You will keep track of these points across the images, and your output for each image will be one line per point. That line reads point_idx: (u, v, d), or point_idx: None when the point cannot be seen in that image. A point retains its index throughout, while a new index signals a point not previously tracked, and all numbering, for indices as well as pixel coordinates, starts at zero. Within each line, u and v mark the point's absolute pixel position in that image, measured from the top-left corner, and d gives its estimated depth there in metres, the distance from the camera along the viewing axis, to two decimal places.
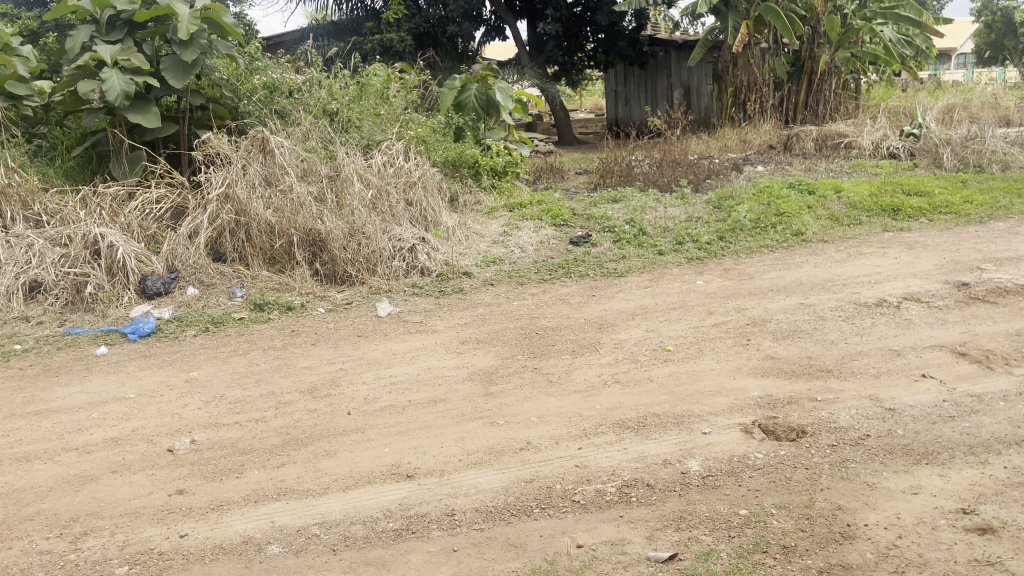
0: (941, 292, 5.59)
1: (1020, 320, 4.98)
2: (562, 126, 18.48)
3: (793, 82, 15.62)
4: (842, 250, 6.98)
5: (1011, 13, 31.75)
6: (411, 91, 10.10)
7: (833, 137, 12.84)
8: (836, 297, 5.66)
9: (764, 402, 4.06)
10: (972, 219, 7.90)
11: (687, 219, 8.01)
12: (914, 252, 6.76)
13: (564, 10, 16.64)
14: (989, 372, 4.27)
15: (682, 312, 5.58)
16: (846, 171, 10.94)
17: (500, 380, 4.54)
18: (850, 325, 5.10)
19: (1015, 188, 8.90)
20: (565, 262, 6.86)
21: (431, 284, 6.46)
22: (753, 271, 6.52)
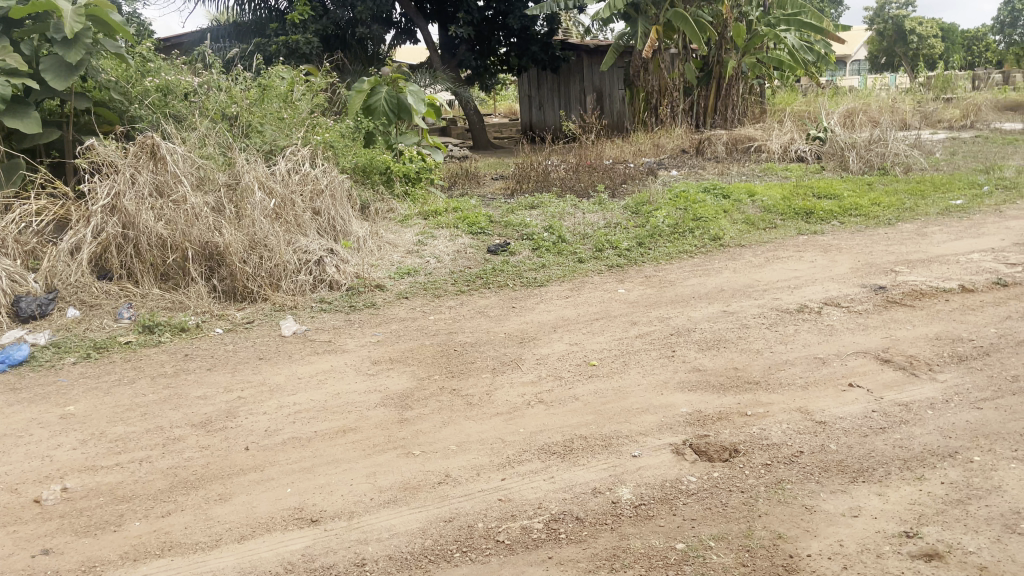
0: (859, 296, 5.57)
1: (937, 324, 4.98)
2: (477, 131, 18.23)
3: (702, 87, 15.81)
4: (760, 254, 6.95)
5: (901, 21, 33.39)
6: (317, 94, 9.64)
7: (743, 142, 13.03)
8: (758, 303, 5.57)
9: (694, 419, 3.87)
10: (880, 221, 8.03)
11: (606, 225, 7.86)
12: (829, 255, 6.78)
13: (476, 14, 16.38)
14: (914, 380, 4.20)
15: (604, 323, 5.38)
16: (757, 175, 11.07)
17: (415, 404, 4.21)
18: (774, 332, 5.00)
19: (918, 190, 9.13)
20: (483, 273, 6.57)
21: (340, 299, 6.07)
22: (674, 278, 6.39)
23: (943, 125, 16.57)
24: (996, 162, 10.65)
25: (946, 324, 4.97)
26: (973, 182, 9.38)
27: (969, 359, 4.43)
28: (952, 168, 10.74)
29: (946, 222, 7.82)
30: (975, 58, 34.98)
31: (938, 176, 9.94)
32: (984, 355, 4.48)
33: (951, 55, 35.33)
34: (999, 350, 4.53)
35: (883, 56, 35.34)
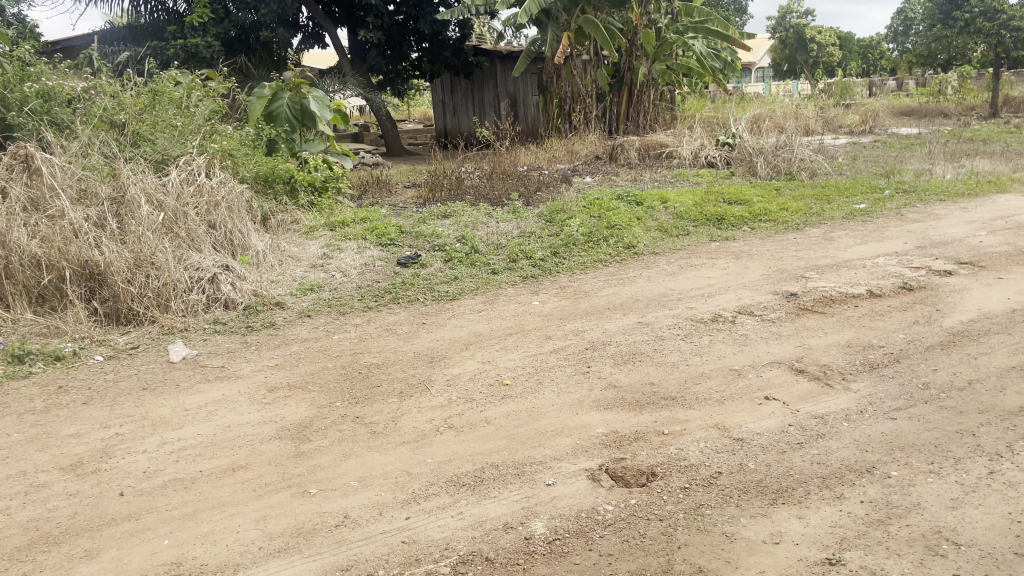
0: (772, 304, 5.55)
1: (848, 330, 4.98)
2: (389, 137, 17.82)
3: (614, 93, 15.89)
4: (674, 262, 6.88)
5: (801, 29, 34.67)
6: (215, 100, 9.12)
7: (655, 148, 13.13)
8: (673, 314, 5.48)
9: (610, 440, 3.69)
10: (789, 226, 8.12)
11: (519, 235, 7.67)
12: (741, 261, 6.77)
13: (386, 18, 16.00)
14: (828, 391, 4.14)
15: (517, 338, 5.18)
16: (669, 181, 11.12)
17: (313, 436, 3.89)
18: (690, 344, 4.89)
19: (824, 194, 9.31)
20: (392, 287, 6.28)
21: (237, 319, 5.68)
22: (589, 288, 6.25)
23: (844, 130, 17.15)
24: (894, 167, 11.02)
25: (857, 330, 4.97)
26: (874, 187, 9.64)
27: (881, 367, 4.41)
28: (854, 173, 11.04)
29: (851, 226, 7.96)
30: (870, 66, 36.67)
31: (841, 181, 10.18)
32: (894, 362, 4.48)
33: (847, 62, 36.91)
34: (908, 356, 4.54)
35: (785, 64, 36.62)
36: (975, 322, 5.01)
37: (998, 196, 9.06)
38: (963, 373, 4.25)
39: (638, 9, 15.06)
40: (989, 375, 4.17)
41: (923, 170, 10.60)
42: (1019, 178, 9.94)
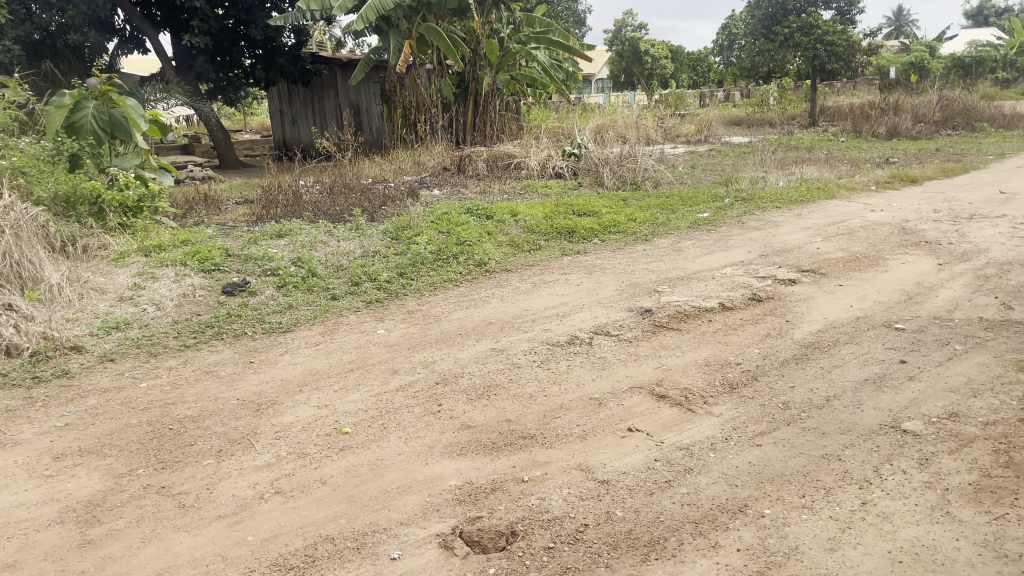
0: (628, 322, 5.32)
1: (705, 347, 4.82)
2: (221, 149, 16.60)
3: (459, 104, 15.57)
4: (526, 279, 6.57)
5: (636, 43, 36.11)
6: (4, 109, 7.94)
7: (503, 158, 12.89)
8: (528, 338, 5.13)
9: (463, 494, 3.25)
10: (638, 237, 8.06)
11: (362, 254, 7.11)
12: (594, 276, 6.56)
13: (213, 22, 14.80)
14: (691, 417, 3.90)
15: (359, 375, 4.64)
16: (518, 192, 10.88)
17: (106, 517, 3.20)
18: (547, 371, 4.55)
19: (669, 204, 9.37)
20: (215, 320, 5.57)
21: (20, 369, 4.78)
22: (438, 312, 5.80)
23: (682, 140, 17.74)
24: (732, 175, 11.35)
25: (713, 347, 4.82)
26: (716, 195, 9.82)
27: (741, 387, 4.25)
28: (695, 182, 11.27)
29: (697, 236, 7.99)
30: (700, 78, 38.69)
31: (684, 190, 10.34)
32: (753, 380, 4.33)
33: (680, 74, 38.76)
34: (766, 373, 4.41)
35: (623, 76, 37.99)
36: (824, 332, 5.00)
37: (828, 202, 9.47)
38: (820, 389, 4.15)
39: (480, 18, 14.84)
40: (844, 391, 4.09)
41: (758, 178, 10.96)
42: (844, 184, 10.47)
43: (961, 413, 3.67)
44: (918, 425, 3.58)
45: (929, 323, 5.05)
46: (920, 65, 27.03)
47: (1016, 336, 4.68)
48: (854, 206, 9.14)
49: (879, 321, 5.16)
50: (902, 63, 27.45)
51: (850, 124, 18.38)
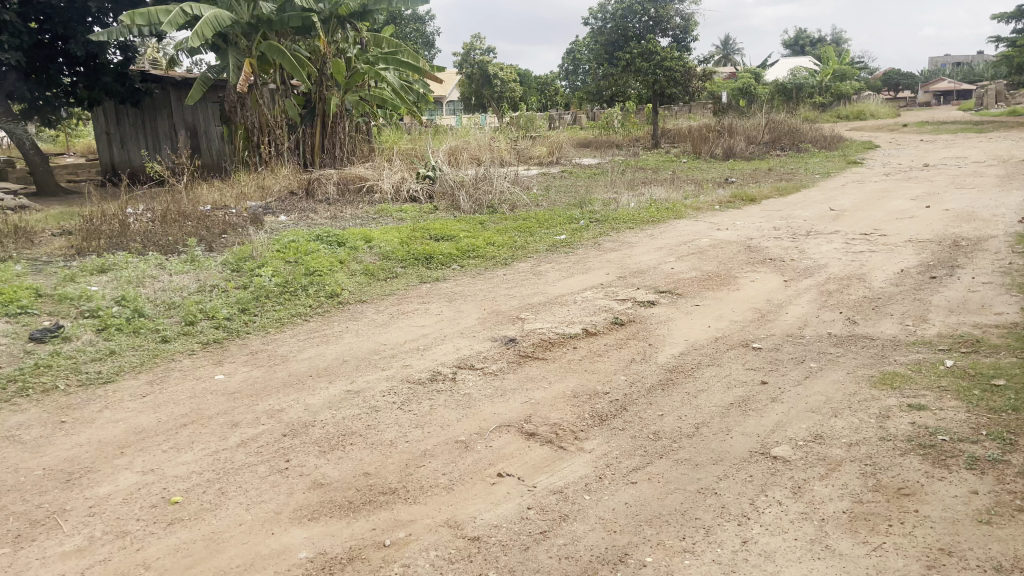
0: (491, 353, 5.03)
1: (572, 378, 4.60)
2: (38, 174, 15.04)
3: (306, 125, 14.92)
4: (383, 311, 6.18)
5: (485, 66, 36.47)
6: None
7: (354, 181, 12.39)
8: (384, 377, 4.74)
9: (316, 568, 2.86)
10: (497, 261, 7.86)
11: (198, 289, 6.48)
12: (454, 305, 6.27)
13: (28, 37, 13.23)
14: (562, 455, 3.66)
15: (193, 431, 4.09)
16: (371, 217, 10.44)
17: None
18: (405, 414, 4.19)
19: (526, 227, 9.27)
20: (19, 372, 4.82)
21: None
22: (285, 352, 5.30)
23: (534, 161, 17.90)
24: (585, 197, 11.44)
25: (580, 377, 4.60)
26: (571, 218, 9.81)
27: (611, 418, 4.05)
28: (549, 204, 11.27)
29: (555, 259, 7.90)
30: (548, 100, 39.64)
31: (540, 212, 10.28)
32: (622, 410, 4.15)
33: (528, 97, 39.51)
34: (634, 402, 4.24)
35: (473, 98, 38.24)
36: (686, 355, 4.93)
37: (677, 222, 9.69)
38: (689, 416, 4.02)
39: (326, 37, 14.29)
40: (712, 417, 3.98)
41: (610, 200, 11.10)
42: (691, 204, 10.78)
43: (826, 434, 3.66)
44: (787, 450, 3.53)
45: (784, 342, 5.12)
46: (748, 91, 28.93)
47: (865, 351, 4.82)
48: (701, 226, 9.40)
49: (737, 341, 5.18)
50: (731, 88, 29.25)
51: (691, 146, 19.25)
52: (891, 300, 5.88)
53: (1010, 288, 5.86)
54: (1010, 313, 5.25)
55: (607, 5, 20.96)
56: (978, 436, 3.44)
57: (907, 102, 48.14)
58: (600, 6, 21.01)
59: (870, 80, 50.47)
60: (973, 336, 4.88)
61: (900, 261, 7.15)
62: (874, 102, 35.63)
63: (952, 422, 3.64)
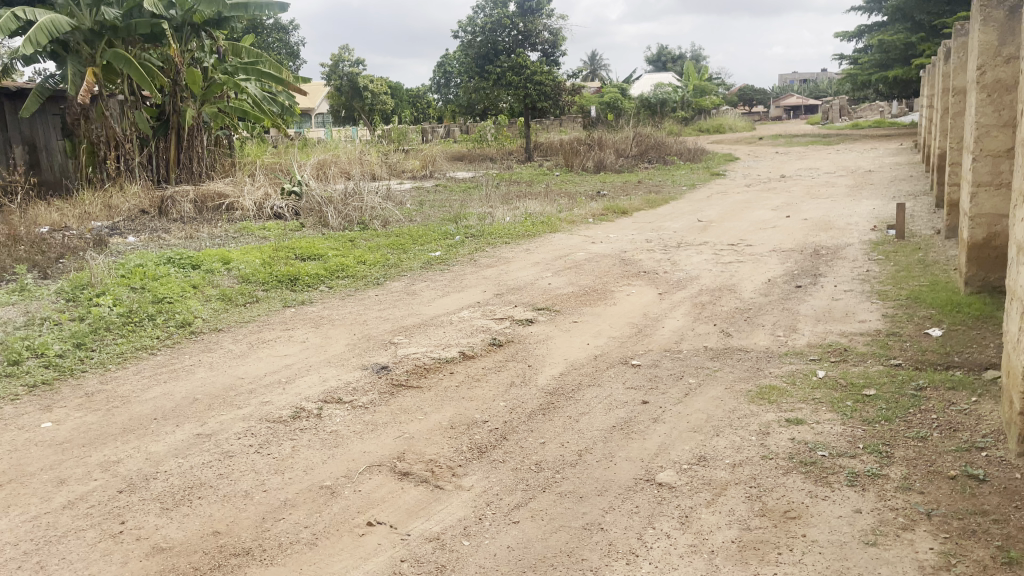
0: (360, 383, 4.63)
1: (448, 407, 4.28)
2: None
3: (159, 138, 13.92)
4: (241, 341, 5.67)
5: (354, 78, 35.80)
6: None
7: (213, 198, 11.62)
8: (240, 417, 4.28)
9: None
10: (368, 281, 7.46)
11: (25, 323, 5.75)
12: (321, 330, 5.84)
13: None
14: (438, 495, 3.36)
15: (8, 493, 3.52)
16: (232, 236, 9.77)
17: None
18: (262, 458, 3.77)
19: (399, 244, 8.93)
20: None
21: None
22: (126, 392, 4.73)
23: (407, 175, 17.51)
24: (460, 211, 11.20)
25: (456, 405, 4.30)
26: (445, 233, 9.55)
27: (490, 449, 3.77)
28: (423, 219, 10.96)
29: (430, 276, 7.60)
30: (420, 113, 39.34)
31: (414, 227, 9.97)
32: (501, 440, 3.87)
33: (400, 110, 39.05)
34: (515, 431, 3.97)
35: (343, 110, 37.39)
36: (566, 376, 4.73)
37: (552, 236, 9.63)
38: (571, 442, 3.81)
39: (177, 45, 13.35)
40: (595, 442, 3.78)
41: (485, 214, 10.91)
42: (565, 217, 10.77)
43: (709, 455, 3.55)
44: (672, 476, 3.38)
45: (662, 357, 5.03)
46: (615, 105, 29.75)
47: (741, 364, 4.80)
48: (577, 239, 9.37)
49: (617, 358, 5.04)
50: (599, 102, 30.00)
51: (563, 159, 19.44)
52: (762, 311, 5.96)
53: (869, 296, 6.08)
54: (872, 320, 5.42)
55: (475, 18, 20.91)
56: (856, 450, 3.43)
57: (761, 116, 51.11)
58: (469, 19, 20.95)
59: (727, 95, 53.24)
60: (840, 345, 4.98)
61: (766, 270, 7.33)
62: (731, 116, 37.52)
63: (829, 436, 3.62)
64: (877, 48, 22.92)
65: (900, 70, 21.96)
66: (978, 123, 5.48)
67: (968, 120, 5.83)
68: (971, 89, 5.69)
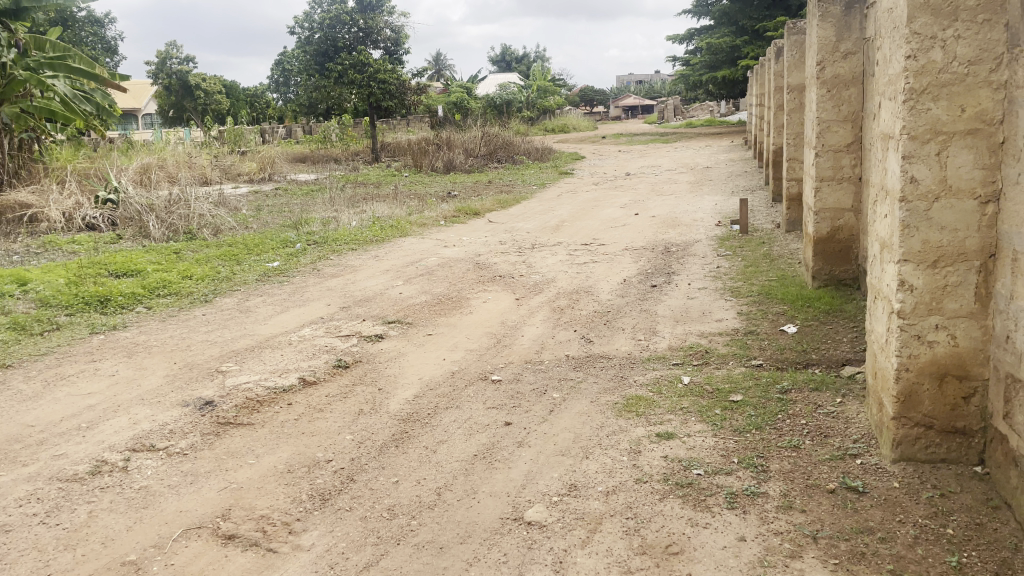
0: (178, 425, 3.95)
1: (284, 448, 3.71)
2: None
3: None
4: (35, 378, 4.80)
5: (184, 75, 33.50)
6: None
7: (11, 209, 10.18)
8: (22, 478, 3.50)
9: None
10: (194, 298, 6.65)
11: None
12: (135, 360, 5.06)
13: None
14: (272, 561, 2.82)
15: None
16: (33, 253, 8.55)
17: None
18: (48, 532, 3.06)
19: (230, 255, 8.11)
20: None
21: None
22: None
23: (242, 179, 16.34)
24: (300, 216, 10.43)
25: (294, 443, 3.74)
26: (284, 241, 8.79)
27: (335, 496, 3.25)
28: (260, 226, 10.10)
29: (267, 290, 6.88)
30: (259, 113, 37.41)
31: (249, 236, 9.15)
32: (348, 483, 3.36)
33: (237, 110, 36.89)
34: (363, 470, 3.47)
35: (172, 110, 34.87)
36: (420, 399, 4.26)
37: (402, 240, 9.11)
38: (429, 479, 3.36)
39: None
40: (455, 477, 3.35)
41: (329, 219, 10.20)
42: (415, 220, 10.26)
43: (580, 482, 3.22)
44: (542, 512, 3.02)
45: (523, 369, 4.66)
46: (462, 104, 29.49)
47: (605, 373, 4.53)
48: (428, 243, 8.90)
49: (475, 373, 4.62)
50: (446, 101, 29.64)
51: (411, 159, 18.90)
52: (621, 313, 5.76)
53: (724, 293, 6.03)
54: (729, 319, 5.34)
55: (312, 13, 19.93)
56: (731, 466, 3.22)
57: (603, 116, 52.67)
58: (305, 15, 19.96)
59: (569, 95, 54.51)
60: (702, 347, 4.84)
61: (621, 270, 7.19)
62: (575, 116, 38.30)
63: (702, 451, 3.38)
64: (706, 50, 23.97)
65: (728, 71, 23.10)
66: (820, 118, 5.53)
67: (810, 116, 5.89)
68: (811, 84, 5.75)
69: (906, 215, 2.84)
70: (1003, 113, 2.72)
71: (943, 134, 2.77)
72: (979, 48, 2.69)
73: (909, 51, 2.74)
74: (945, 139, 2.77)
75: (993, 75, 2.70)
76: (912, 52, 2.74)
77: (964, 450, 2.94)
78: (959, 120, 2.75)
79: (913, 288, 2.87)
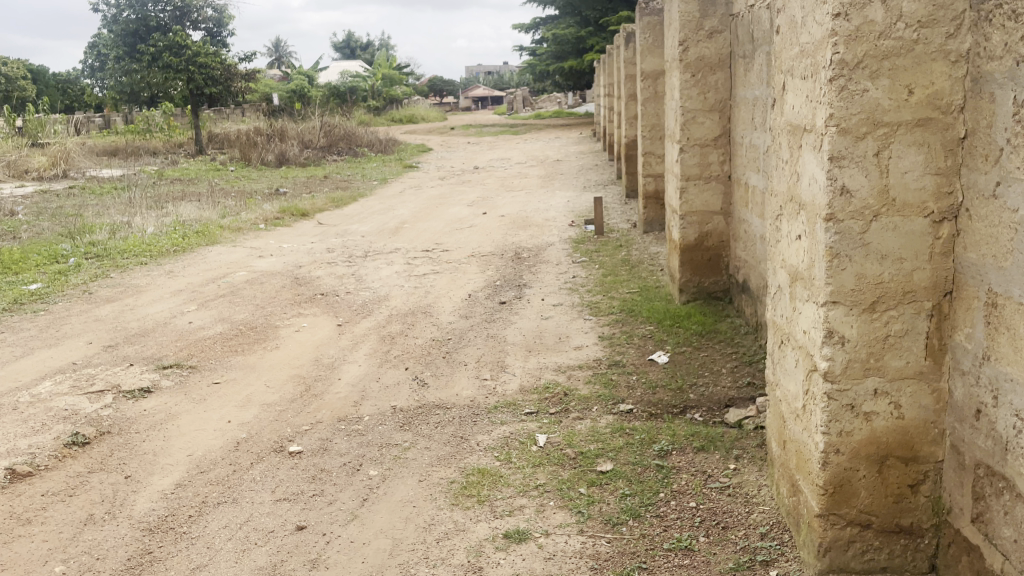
0: None
1: None
2: None
3: None
4: None
5: None
6: None
7: None
8: None
9: None
10: None
11: None
12: None
13: None
14: None
15: None
16: None
17: None
18: None
19: None
20: None
21: None
22: None
23: (31, 177, 13.98)
24: (85, 222, 8.69)
25: None
26: (53, 256, 7.14)
27: None
28: (30, 236, 8.28)
29: (12, 326, 5.33)
30: (74, 101, 33.61)
31: (9, 250, 7.39)
32: None
33: (43, 97, 32.72)
34: None
35: None
36: (181, 492, 3.07)
37: (208, 250, 7.67)
38: None
39: None
40: None
41: (120, 224, 8.53)
42: (228, 224, 8.81)
43: None
44: None
45: (335, 431, 3.58)
46: (300, 92, 27.35)
47: (439, 432, 3.50)
48: (239, 253, 7.54)
49: (266, 443, 3.47)
50: (283, 90, 27.61)
51: (239, 152, 17.11)
52: (463, 341, 4.78)
53: (581, 310, 5.18)
54: (589, 346, 4.49)
55: None
56: None
57: (453, 107, 51.76)
58: None
59: (419, 86, 53.11)
60: (560, 388, 3.93)
61: (464, 283, 6.21)
62: (426, 106, 37.17)
63: (565, 564, 2.44)
64: (552, 40, 23.48)
65: (574, 62, 22.73)
66: (683, 108, 4.80)
67: (670, 105, 5.14)
68: (672, 68, 5.00)
69: (833, 240, 2.01)
70: (963, 97, 1.94)
71: (884, 126, 1.96)
72: (932, 3, 1.90)
73: (838, 6, 1.91)
74: (888, 133, 1.97)
75: (951, 43, 1.92)
76: (842, 7, 1.90)
77: (909, 555, 2.17)
78: (905, 107, 1.95)
79: (844, 340, 2.05)
